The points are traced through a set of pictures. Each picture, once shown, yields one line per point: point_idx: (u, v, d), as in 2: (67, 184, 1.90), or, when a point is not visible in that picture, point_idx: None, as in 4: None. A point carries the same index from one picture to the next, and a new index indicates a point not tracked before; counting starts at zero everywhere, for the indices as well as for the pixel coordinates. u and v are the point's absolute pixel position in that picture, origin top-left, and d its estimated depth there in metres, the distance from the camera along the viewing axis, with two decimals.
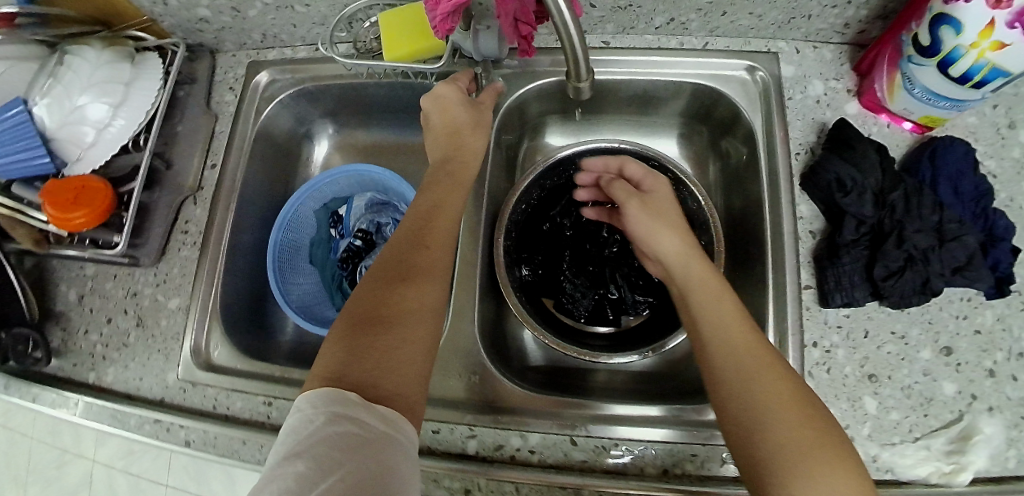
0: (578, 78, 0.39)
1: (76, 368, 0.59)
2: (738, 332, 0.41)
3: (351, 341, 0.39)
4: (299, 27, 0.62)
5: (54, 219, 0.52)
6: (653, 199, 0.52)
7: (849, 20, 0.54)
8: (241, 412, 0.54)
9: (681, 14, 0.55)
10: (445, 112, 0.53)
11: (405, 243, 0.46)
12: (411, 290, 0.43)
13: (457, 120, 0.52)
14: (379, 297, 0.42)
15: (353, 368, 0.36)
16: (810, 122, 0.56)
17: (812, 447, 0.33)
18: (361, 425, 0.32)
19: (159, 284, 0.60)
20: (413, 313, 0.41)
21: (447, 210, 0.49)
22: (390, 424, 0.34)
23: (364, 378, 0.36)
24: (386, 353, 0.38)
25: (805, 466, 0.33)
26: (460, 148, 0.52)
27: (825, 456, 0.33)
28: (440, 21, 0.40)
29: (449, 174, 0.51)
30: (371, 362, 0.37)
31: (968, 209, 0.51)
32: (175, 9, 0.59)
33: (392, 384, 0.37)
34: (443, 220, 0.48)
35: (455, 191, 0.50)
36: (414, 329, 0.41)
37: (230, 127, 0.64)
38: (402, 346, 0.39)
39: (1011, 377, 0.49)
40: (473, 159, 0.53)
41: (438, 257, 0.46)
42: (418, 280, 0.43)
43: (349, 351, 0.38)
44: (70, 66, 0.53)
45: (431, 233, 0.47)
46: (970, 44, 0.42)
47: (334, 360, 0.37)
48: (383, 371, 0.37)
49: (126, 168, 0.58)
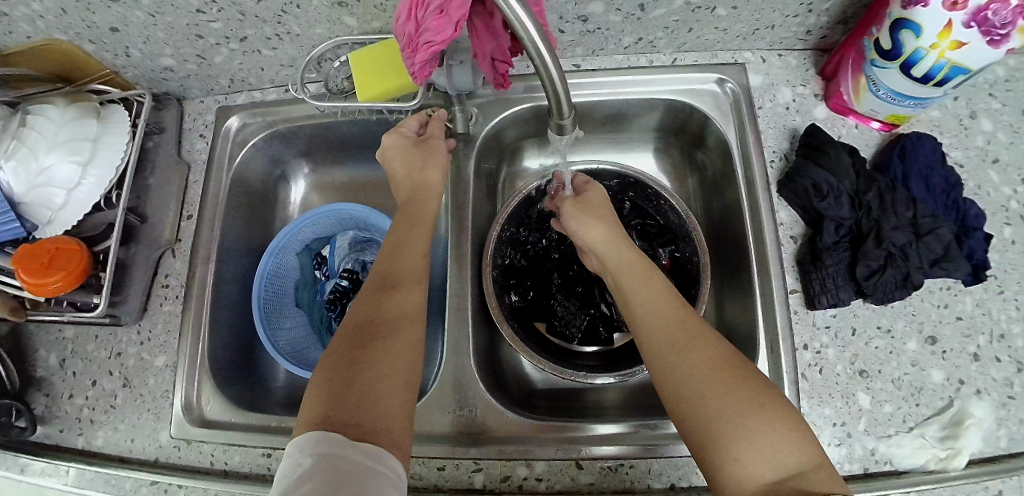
0: (559, 115, 0.39)
1: (63, 434, 0.56)
2: (677, 313, 0.43)
3: (334, 377, 0.39)
4: (267, 70, 0.62)
5: (29, 286, 0.50)
6: (592, 203, 0.54)
7: (811, 27, 0.56)
8: (240, 466, 0.53)
9: (649, 32, 0.56)
10: (415, 157, 0.53)
11: (380, 273, 0.47)
12: (389, 318, 0.43)
13: (427, 158, 0.53)
14: (358, 329, 0.43)
15: (340, 407, 0.36)
16: (782, 129, 0.58)
17: (751, 411, 0.35)
18: (349, 464, 0.32)
19: (145, 342, 0.59)
20: (385, 332, 0.42)
21: (419, 244, 0.49)
22: (375, 457, 0.34)
23: (350, 416, 0.36)
24: (370, 384, 0.39)
25: (745, 431, 0.35)
26: (427, 187, 0.53)
27: (764, 419, 0.35)
28: (418, 68, 0.39)
29: (415, 214, 0.52)
30: (356, 394, 0.38)
31: (940, 202, 0.53)
32: (140, 60, 0.59)
33: (377, 419, 0.37)
34: (419, 233, 0.50)
35: (422, 227, 0.51)
36: (394, 352, 0.41)
37: (205, 176, 0.63)
38: (385, 372, 0.40)
39: (995, 358, 0.50)
40: (433, 194, 0.53)
41: (408, 268, 0.47)
42: (394, 308, 0.44)
43: (333, 387, 0.38)
44: (34, 126, 0.51)
45: (403, 260, 0.47)
46: (930, 45, 0.43)
47: (319, 399, 0.37)
48: (367, 403, 0.37)
49: (101, 225, 0.57)
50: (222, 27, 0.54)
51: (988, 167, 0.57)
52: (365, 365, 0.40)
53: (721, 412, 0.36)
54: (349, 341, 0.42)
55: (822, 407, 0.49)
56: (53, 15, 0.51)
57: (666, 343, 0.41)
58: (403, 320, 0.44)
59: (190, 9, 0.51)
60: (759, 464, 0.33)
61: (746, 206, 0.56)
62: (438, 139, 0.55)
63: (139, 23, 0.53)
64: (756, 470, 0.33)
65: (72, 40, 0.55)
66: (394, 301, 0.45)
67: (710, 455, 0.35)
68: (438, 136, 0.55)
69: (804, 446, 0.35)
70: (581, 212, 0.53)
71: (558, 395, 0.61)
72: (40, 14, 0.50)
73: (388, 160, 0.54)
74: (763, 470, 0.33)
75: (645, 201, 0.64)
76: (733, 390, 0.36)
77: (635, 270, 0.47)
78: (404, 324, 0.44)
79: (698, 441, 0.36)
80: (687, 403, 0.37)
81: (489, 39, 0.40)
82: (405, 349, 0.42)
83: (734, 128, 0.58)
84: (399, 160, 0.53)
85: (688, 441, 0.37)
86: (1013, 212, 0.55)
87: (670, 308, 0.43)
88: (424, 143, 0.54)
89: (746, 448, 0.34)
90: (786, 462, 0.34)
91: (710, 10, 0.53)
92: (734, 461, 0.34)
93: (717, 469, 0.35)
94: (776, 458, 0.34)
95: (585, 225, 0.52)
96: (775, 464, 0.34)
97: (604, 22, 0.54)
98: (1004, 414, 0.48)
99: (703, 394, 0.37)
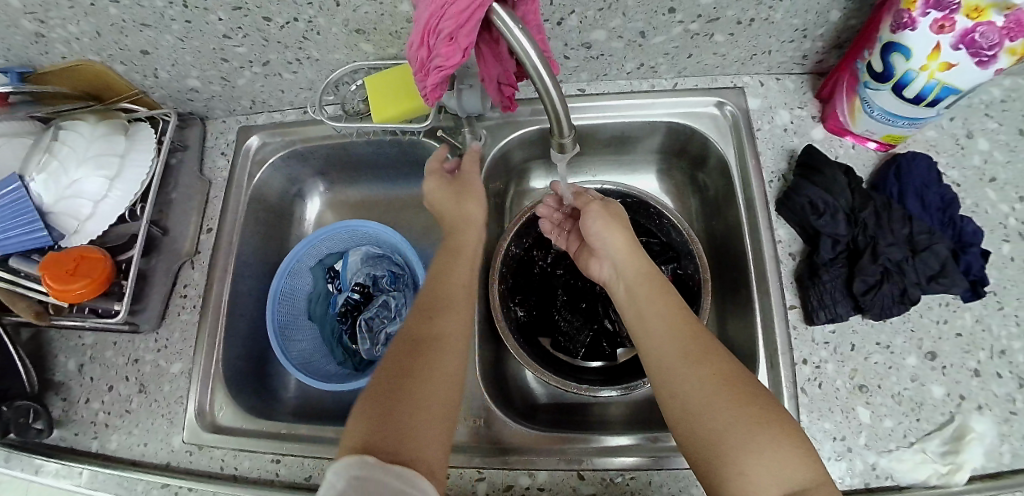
0: (560, 134, 0.41)
1: (78, 437, 0.58)
2: (688, 328, 0.43)
3: (380, 392, 0.41)
4: (287, 93, 0.65)
5: (54, 292, 0.52)
6: (615, 211, 0.55)
7: (807, 52, 0.58)
8: (249, 471, 0.54)
9: (650, 58, 0.59)
10: (451, 196, 0.55)
11: (425, 301, 0.49)
12: (434, 334, 0.45)
13: (462, 200, 0.55)
14: (402, 356, 0.44)
15: (378, 431, 0.37)
16: (780, 150, 0.60)
17: (759, 426, 0.36)
18: (384, 489, 0.32)
19: (161, 349, 0.61)
20: (432, 348, 0.44)
21: (462, 273, 0.51)
22: (409, 480, 0.33)
23: (387, 442, 0.37)
24: (408, 412, 0.39)
25: (754, 446, 0.35)
26: (466, 220, 0.54)
27: (771, 435, 0.36)
28: (429, 90, 0.40)
29: (454, 245, 0.53)
30: (394, 420, 0.38)
31: (936, 219, 0.54)
32: (167, 81, 0.62)
33: (415, 446, 0.37)
34: (464, 258, 0.52)
35: (460, 256, 0.52)
36: (434, 378, 0.42)
37: (225, 191, 0.66)
38: (427, 391, 0.41)
39: (995, 374, 0.51)
40: (472, 228, 0.55)
41: (456, 290, 0.49)
42: (441, 325, 0.46)
43: (374, 411, 0.39)
44: (67, 141, 0.54)
45: (450, 283, 0.50)
46: (920, 67, 0.45)
47: (360, 425, 0.39)
48: (407, 422, 0.39)
49: (125, 236, 0.59)
50: (246, 51, 0.57)
51: (986, 185, 0.58)
52: (405, 391, 0.41)
53: (729, 426, 0.37)
54: (397, 354, 0.44)
55: (822, 422, 0.50)
56: (88, 38, 0.54)
57: (677, 356, 0.42)
58: (447, 352, 0.44)
59: (216, 34, 0.54)
60: (765, 479, 0.34)
61: (745, 225, 0.58)
62: (474, 178, 0.57)
63: (168, 47, 0.56)
64: (762, 485, 0.34)
65: (104, 61, 0.58)
66: (438, 332, 0.45)
67: (717, 469, 0.36)
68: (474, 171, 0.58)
69: (809, 464, 0.35)
70: (606, 216, 0.53)
71: (561, 408, 0.62)
72: (77, 36, 0.54)
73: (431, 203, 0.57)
74: (770, 484, 0.34)
75: (648, 220, 0.65)
76: (740, 405, 0.37)
77: (648, 283, 0.48)
78: (446, 358, 0.44)
79: (704, 453, 0.37)
80: (695, 417, 0.38)
81: (495, 64, 0.42)
82: (446, 376, 0.43)
83: (734, 149, 0.60)
84: (440, 202, 0.55)
85: (693, 453, 0.38)
86: (1011, 229, 0.56)
87: (681, 324, 0.44)
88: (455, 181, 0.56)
89: (752, 463, 0.35)
90: (794, 477, 0.34)
91: (708, 36, 0.55)
92: (741, 475, 0.35)
93: (723, 482, 0.35)
94: (784, 473, 0.34)
95: (610, 230, 0.52)
96: (782, 478, 0.34)
97: (607, 48, 0.57)
98: (1007, 430, 0.49)
99: (711, 407, 0.38)
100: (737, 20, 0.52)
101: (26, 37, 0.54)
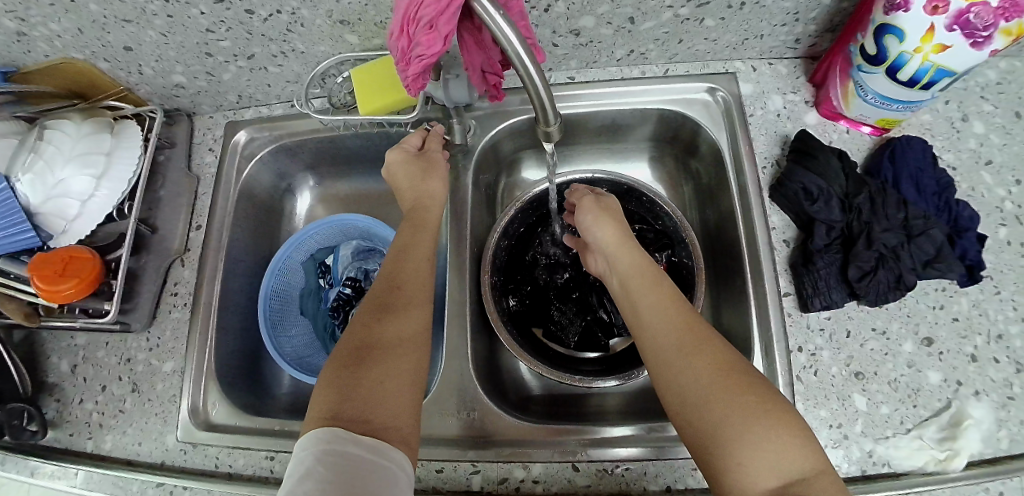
0: (545, 122, 0.40)
1: (72, 438, 0.58)
2: (681, 316, 0.43)
3: (343, 370, 0.40)
4: (274, 86, 0.64)
5: (43, 292, 0.52)
6: (609, 205, 0.55)
7: (799, 36, 0.57)
8: (243, 469, 0.54)
9: (640, 45, 0.58)
10: (414, 170, 0.54)
11: (390, 273, 0.48)
12: (398, 309, 0.45)
13: (431, 176, 0.54)
14: (367, 325, 0.43)
15: (347, 403, 0.37)
16: (773, 135, 0.59)
17: (757, 417, 0.35)
18: (353, 460, 0.33)
19: (154, 348, 0.60)
20: (399, 325, 0.44)
21: (426, 247, 0.51)
22: (378, 452, 0.35)
23: (358, 412, 0.37)
24: (378, 381, 0.39)
25: (750, 437, 0.35)
26: (430, 196, 0.54)
27: (769, 424, 0.35)
28: (412, 80, 0.40)
29: (418, 220, 0.53)
30: (363, 389, 0.39)
31: (932, 203, 0.54)
32: (151, 77, 0.61)
33: (386, 414, 0.38)
34: (426, 232, 0.52)
35: (423, 231, 0.52)
36: (400, 348, 0.42)
37: (213, 187, 0.65)
38: (393, 365, 0.41)
39: (992, 359, 0.50)
40: (434, 203, 0.54)
41: (422, 268, 0.49)
42: (404, 301, 0.46)
43: (344, 377, 0.39)
44: (52, 141, 0.54)
45: (412, 259, 0.49)
46: (914, 49, 0.44)
47: (327, 397, 0.38)
48: (374, 396, 0.38)
49: (114, 235, 0.59)
50: (230, 45, 0.56)
51: (982, 169, 0.58)
52: (373, 359, 0.41)
53: (726, 417, 0.36)
54: (361, 329, 0.43)
55: (818, 409, 0.49)
56: (70, 35, 0.53)
57: (672, 347, 0.41)
58: (413, 325, 0.44)
59: (199, 28, 0.53)
60: (763, 469, 0.34)
61: (738, 211, 0.57)
62: (436, 152, 0.56)
63: (152, 42, 0.55)
64: (759, 477, 0.34)
65: (87, 58, 0.58)
66: (403, 309, 0.45)
67: (717, 461, 0.35)
68: (435, 147, 0.57)
69: (809, 452, 0.35)
70: (599, 211, 0.53)
71: (556, 401, 0.62)
72: (59, 34, 0.53)
73: (392, 175, 0.55)
74: (767, 476, 0.34)
75: (641, 207, 0.65)
76: (735, 395, 0.37)
77: (638, 273, 0.47)
78: (410, 332, 0.44)
79: (701, 444, 0.37)
80: (692, 408, 0.37)
81: (479, 52, 0.41)
82: (411, 344, 0.43)
83: (726, 134, 0.60)
84: (402, 172, 0.54)
85: (693, 445, 0.37)
86: (1007, 213, 0.56)
87: (674, 313, 0.43)
88: (420, 154, 0.55)
89: (749, 454, 0.34)
90: (790, 467, 0.34)
91: (698, 22, 0.54)
92: (739, 466, 0.34)
93: (722, 474, 0.35)
94: (781, 464, 0.34)
95: (601, 224, 0.52)
96: (778, 468, 0.34)
97: (596, 35, 0.56)
98: (1004, 415, 0.48)
99: (707, 398, 0.37)
100: (728, 5, 0.52)
101: (7, 36, 0.53)
